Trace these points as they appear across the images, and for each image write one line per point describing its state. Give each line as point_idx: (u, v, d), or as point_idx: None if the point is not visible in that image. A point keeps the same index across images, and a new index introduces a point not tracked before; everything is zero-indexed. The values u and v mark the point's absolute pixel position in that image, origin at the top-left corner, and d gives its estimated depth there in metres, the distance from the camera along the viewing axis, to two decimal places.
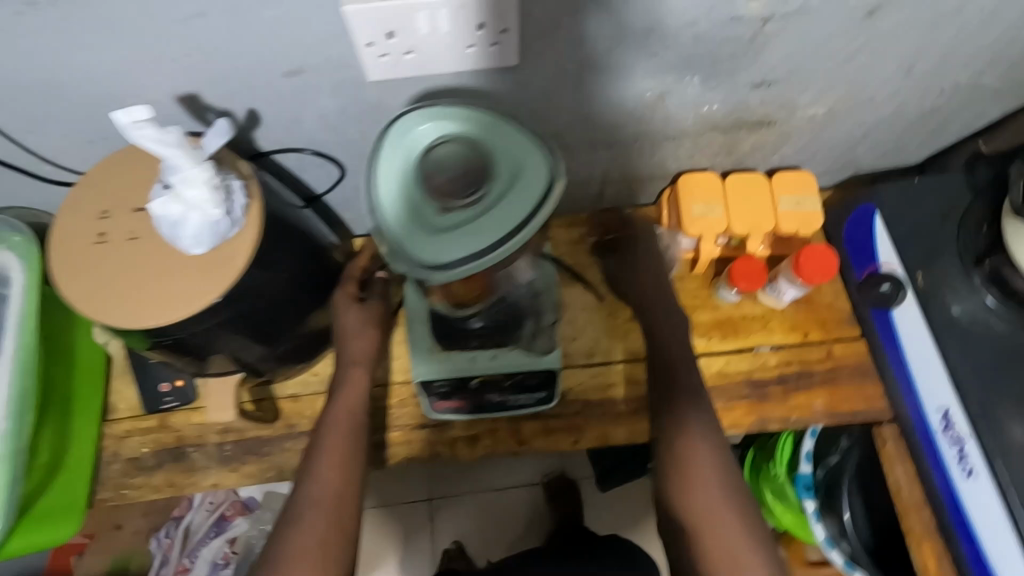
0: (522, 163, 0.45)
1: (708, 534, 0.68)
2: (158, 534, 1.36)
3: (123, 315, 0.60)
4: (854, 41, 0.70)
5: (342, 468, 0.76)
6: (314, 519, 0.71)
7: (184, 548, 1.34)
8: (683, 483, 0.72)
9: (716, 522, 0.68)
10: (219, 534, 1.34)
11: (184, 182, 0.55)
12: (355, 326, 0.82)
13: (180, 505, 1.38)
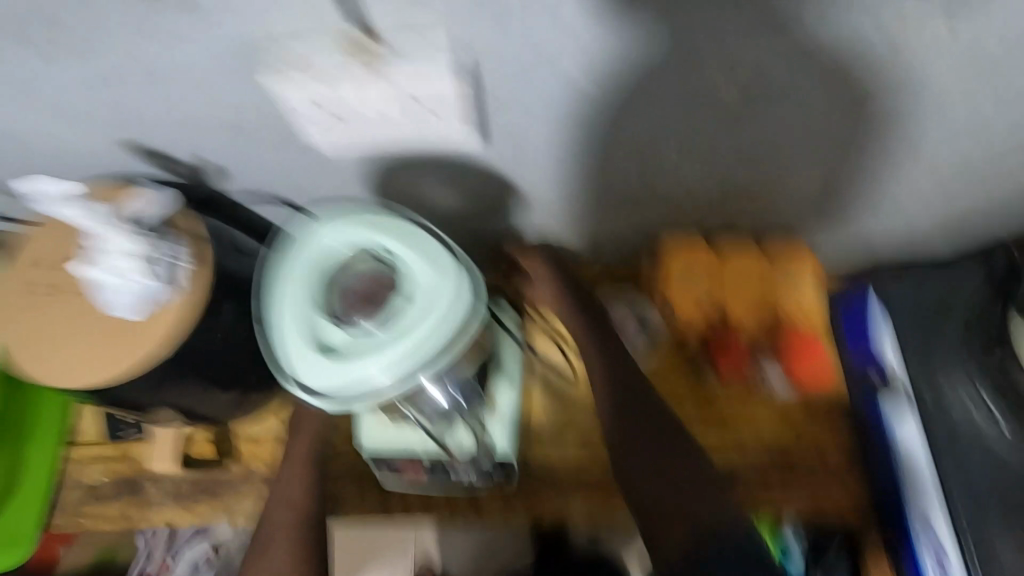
0: (422, 289, 0.49)
1: (679, 521, 0.59)
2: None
3: (54, 372, 0.60)
4: (848, 121, 0.63)
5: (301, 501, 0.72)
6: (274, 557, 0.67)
7: None
8: (638, 472, 0.63)
9: (677, 503, 0.60)
10: None
11: (124, 259, 0.59)
12: None
13: None
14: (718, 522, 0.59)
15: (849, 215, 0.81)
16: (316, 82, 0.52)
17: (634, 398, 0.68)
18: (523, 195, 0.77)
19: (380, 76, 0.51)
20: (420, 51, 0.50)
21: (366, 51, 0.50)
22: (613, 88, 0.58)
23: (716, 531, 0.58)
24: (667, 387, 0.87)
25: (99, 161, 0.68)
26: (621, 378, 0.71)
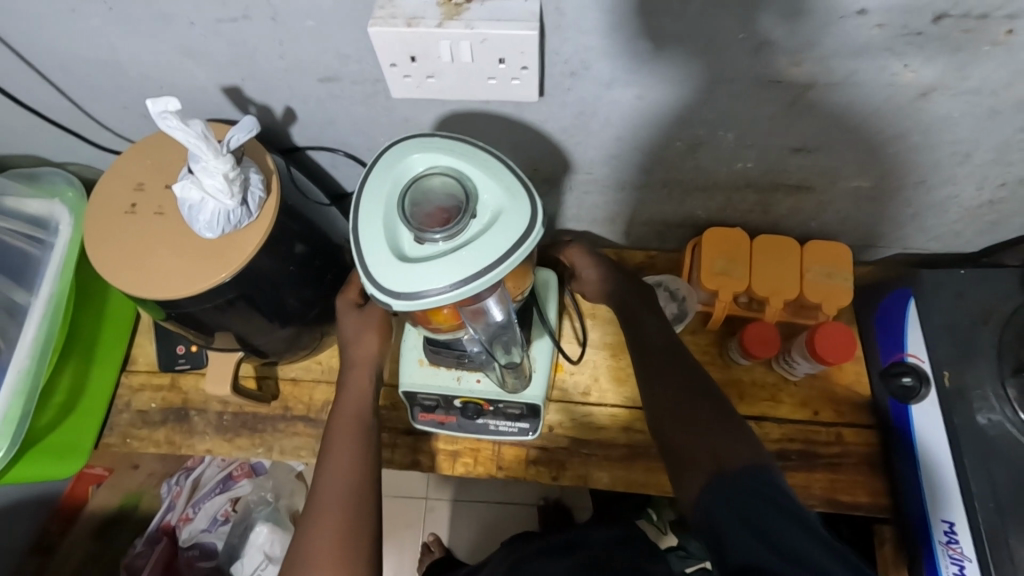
0: (503, 203, 0.45)
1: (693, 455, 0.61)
2: (171, 479, 1.40)
3: (139, 284, 0.65)
4: (902, 118, 0.66)
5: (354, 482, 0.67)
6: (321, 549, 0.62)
7: (190, 497, 1.38)
8: (658, 413, 0.66)
9: (694, 437, 0.62)
10: (224, 492, 1.37)
11: (201, 171, 0.59)
12: (351, 331, 0.74)
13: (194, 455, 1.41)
14: (730, 463, 0.59)
15: (886, 213, 0.84)
16: (406, 29, 0.53)
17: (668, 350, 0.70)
18: (576, 171, 0.81)
19: (465, 28, 0.52)
20: (506, 10, 0.53)
21: (455, 6, 0.53)
22: (680, 68, 0.61)
23: (725, 468, 0.58)
24: None
25: (190, 103, 0.73)
26: (655, 331, 0.72)
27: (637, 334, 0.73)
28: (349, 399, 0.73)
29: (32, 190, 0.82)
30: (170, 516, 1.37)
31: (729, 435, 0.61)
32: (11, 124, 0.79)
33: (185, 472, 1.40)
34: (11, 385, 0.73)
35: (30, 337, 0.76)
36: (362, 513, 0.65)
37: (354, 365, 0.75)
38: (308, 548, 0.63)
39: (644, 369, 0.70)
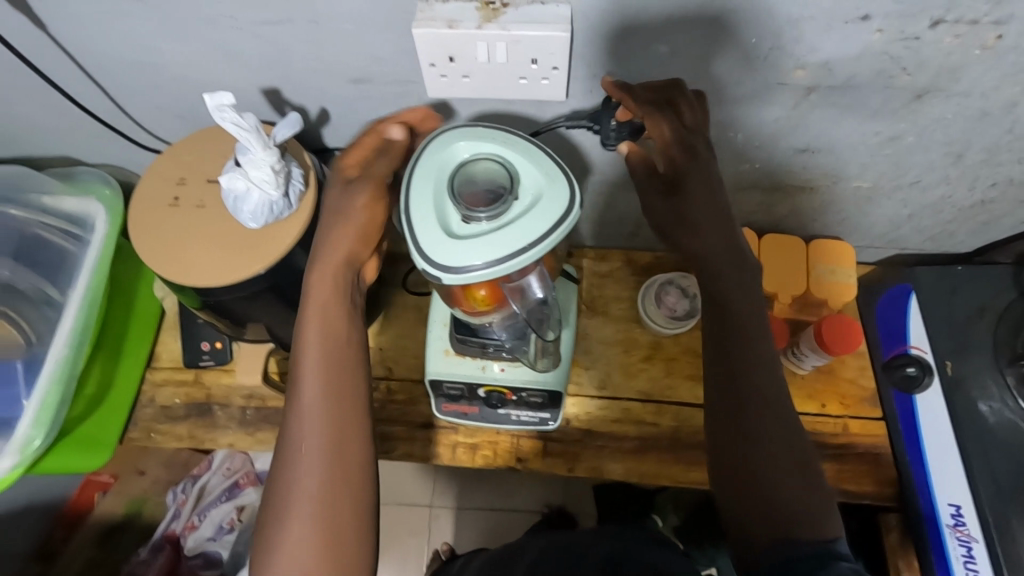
0: (543, 187, 0.49)
1: (777, 521, 0.59)
2: (176, 487, 1.40)
3: (180, 273, 0.68)
4: (902, 121, 0.71)
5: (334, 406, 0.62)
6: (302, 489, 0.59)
7: (196, 506, 1.38)
8: (741, 465, 0.62)
9: (777, 496, 0.60)
10: (229, 500, 1.37)
11: (248, 163, 0.62)
12: (338, 207, 0.64)
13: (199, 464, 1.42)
14: (805, 526, 0.58)
15: (884, 213, 0.88)
16: (446, 30, 0.57)
17: (770, 390, 0.63)
18: (591, 172, 0.85)
19: (501, 30, 0.57)
20: (539, 15, 0.57)
21: (492, 11, 0.57)
22: (697, 71, 0.65)
23: (797, 534, 0.58)
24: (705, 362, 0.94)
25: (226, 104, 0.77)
26: (752, 368, 0.63)
27: (733, 363, 0.63)
28: (318, 343, 0.63)
29: (69, 189, 0.84)
30: (174, 525, 1.36)
31: (816, 505, 0.60)
32: (50, 125, 0.82)
33: (191, 481, 1.40)
34: (48, 376, 0.76)
35: (66, 329, 0.78)
36: (343, 455, 0.60)
37: (319, 283, 0.63)
38: (289, 480, 0.59)
39: (728, 408, 0.63)
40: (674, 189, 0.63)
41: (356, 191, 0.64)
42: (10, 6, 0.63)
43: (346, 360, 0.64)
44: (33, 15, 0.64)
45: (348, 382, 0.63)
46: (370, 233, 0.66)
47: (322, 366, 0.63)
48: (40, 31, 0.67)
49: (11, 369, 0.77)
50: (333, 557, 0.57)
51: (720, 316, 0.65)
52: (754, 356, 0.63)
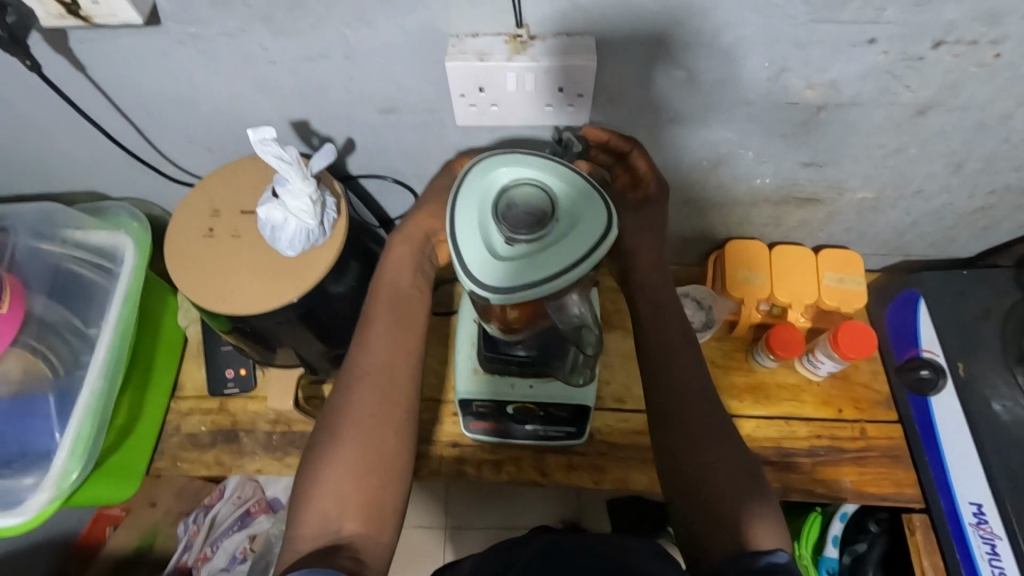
0: (582, 207, 0.51)
1: (718, 528, 0.59)
2: (187, 517, 1.30)
3: (218, 301, 0.70)
4: (905, 133, 0.74)
5: (390, 367, 0.67)
6: (348, 435, 0.63)
7: (209, 536, 1.28)
8: (682, 475, 0.63)
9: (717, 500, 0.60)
10: (243, 529, 1.28)
11: (287, 194, 0.65)
12: (427, 203, 0.73)
13: (211, 492, 1.32)
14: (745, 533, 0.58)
15: (889, 221, 0.91)
16: (477, 62, 0.61)
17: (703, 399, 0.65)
18: None
19: (531, 61, 0.60)
20: (565, 46, 0.61)
21: (520, 44, 0.61)
22: (711, 93, 0.68)
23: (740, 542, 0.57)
24: (722, 372, 0.95)
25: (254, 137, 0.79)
26: (682, 380, 0.66)
27: (665, 375, 0.67)
28: (384, 315, 0.69)
29: (98, 222, 0.86)
30: (186, 557, 1.27)
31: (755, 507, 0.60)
32: (80, 161, 0.84)
33: (202, 510, 1.31)
34: (83, 408, 0.77)
35: (100, 360, 0.79)
36: (392, 412, 0.65)
37: (392, 262, 0.72)
38: (336, 428, 0.64)
39: (665, 419, 0.65)
40: (644, 202, 0.72)
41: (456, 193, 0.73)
42: (52, 49, 0.65)
43: (409, 325, 0.70)
44: (73, 58, 0.67)
45: (408, 343, 0.69)
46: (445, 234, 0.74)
47: (385, 336, 0.68)
48: (78, 73, 0.69)
49: (42, 403, 0.76)
50: (371, 495, 0.61)
51: (649, 334, 0.69)
52: (685, 368, 0.67)
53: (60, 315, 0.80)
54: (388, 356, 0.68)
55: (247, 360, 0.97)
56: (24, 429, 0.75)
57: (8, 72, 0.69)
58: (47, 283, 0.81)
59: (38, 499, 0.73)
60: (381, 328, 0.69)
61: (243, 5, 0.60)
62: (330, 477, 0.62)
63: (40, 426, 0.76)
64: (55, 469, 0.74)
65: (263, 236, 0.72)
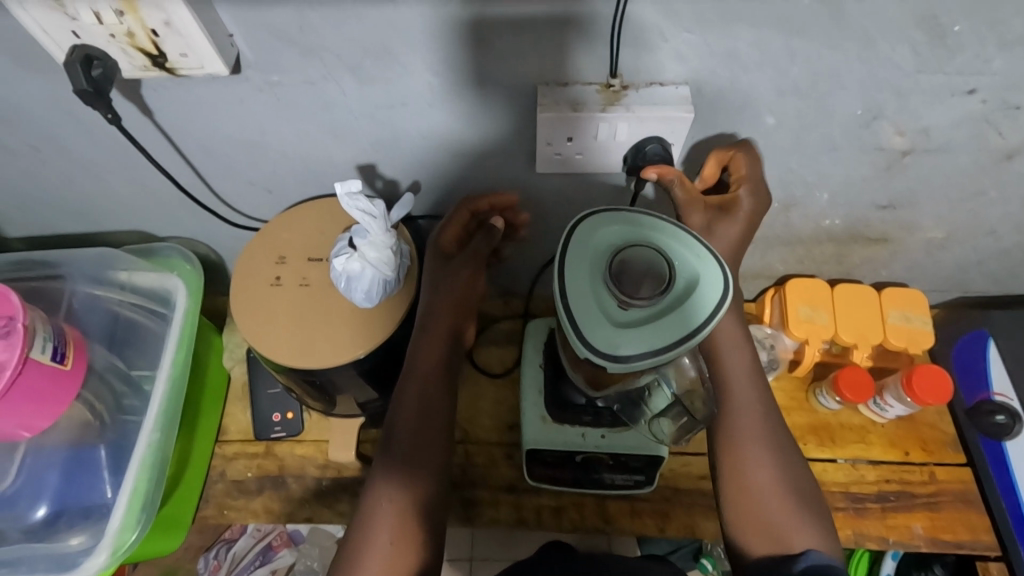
0: (697, 270, 0.49)
1: (770, 535, 0.64)
2: (207, 552, 1.32)
3: (289, 353, 0.67)
4: (986, 177, 0.73)
5: (426, 445, 0.66)
6: (383, 520, 0.63)
7: (232, 570, 1.32)
8: (734, 486, 0.68)
9: (769, 510, 0.65)
10: (265, 563, 1.32)
11: (368, 245, 0.63)
12: (435, 278, 0.70)
13: (232, 525, 1.35)
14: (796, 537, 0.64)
15: (954, 259, 0.90)
16: (570, 112, 0.60)
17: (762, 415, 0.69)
18: None
19: (626, 111, 0.59)
20: (659, 94, 0.60)
21: (613, 93, 0.60)
22: (797, 139, 0.67)
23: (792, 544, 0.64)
24: (784, 413, 0.93)
25: (318, 180, 0.77)
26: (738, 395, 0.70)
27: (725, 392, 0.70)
28: (416, 381, 0.68)
29: (150, 265, 0.83)
30: None
31: (796, 510, 0.66)
32: (136, 200, 0.83)
33: (224, 545, 1.33)
34: (138, 463, 0.73)
35: (155, 412, 0.76)
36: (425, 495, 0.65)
37: (430, 332, 0.69)
38: (372, 507, 0.64)
39: (725, 443, 0.69)
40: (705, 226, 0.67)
41: (463, 264, 0.70)
42: (126, 94, 0.64)
43: (440, 401, 0.68)
44: (144, 104, 0.65)
45: (436, 420, 0.67)
46: (469, 304, 0.71)
47: (418, 409, 0.67)
48: (146, 118, 0.67)
49: (94, 461, 0.73)
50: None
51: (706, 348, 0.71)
52: (746, 384, 0.70)
53: (115, 370, 0.77)
54: (419, 432, 0.66)
55: (294, 402, 0.94)
56: (81, 489, 0.72)
57: (78, 117, 0.68)
58: (104, 334, 0.79)
59: (95, 561, 0.69)
60: (412, 402, 0.67)
61: (332, 54, 0.58)
62: (368, 559, 0.62)
63: (94, 485, 0.73)
64: (111, 530, 0.71)
65: (334, 284, 0.70)
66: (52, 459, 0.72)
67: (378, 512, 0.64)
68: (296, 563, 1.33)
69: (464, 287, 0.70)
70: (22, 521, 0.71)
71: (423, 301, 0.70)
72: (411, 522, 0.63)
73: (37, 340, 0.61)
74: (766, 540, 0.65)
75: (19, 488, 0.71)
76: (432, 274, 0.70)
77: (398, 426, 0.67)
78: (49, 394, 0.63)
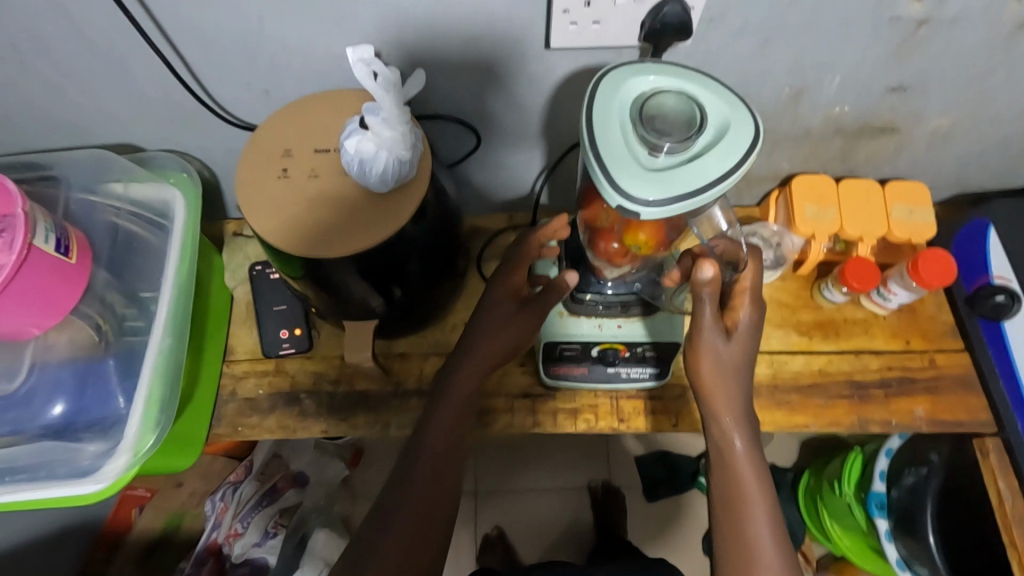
0: (728, 115, 0.48)
1: (732, 507, 0.65)
2: (214, 494, 1.30)
3: (302, 244, 0.65)
4: (998, 52, 0.73)
5: (440, 475, 0.71)
6: (397, 533, 0.68)
7: (237, 511, 1.28)
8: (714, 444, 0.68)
9: (739, 485, 0.66)
10: (271, 503, 1.29)
11: (381, 122, 0.61)
12: (494, 326, 0.74)
13: (237, 470, 1.32)
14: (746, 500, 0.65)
15: (957, 152, 0.90)
16: None
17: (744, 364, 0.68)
18: None
19: None
20: None
21: None
22: (814, 12, 0.66)
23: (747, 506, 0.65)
24: (790, 311, 0.95)
25: (318, 74, 0.74)
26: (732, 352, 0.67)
27: (731, 466, 0.67)
28: (448, 419, 0.74)
29: (147, 174, 0.80)
30: (216, 534, 1.27)
31: (759, 485, 0.66)
32: (121, 109, 0.79)
33: (230, 487, 1.31)
34: (152, 369, 0.71)
35: (163, 319, 0.73)
36: (438, 514, 0.70)
37: (463, 372, 0.75)
38: (388, 521, 0.69)
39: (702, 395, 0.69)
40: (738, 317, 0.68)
41: (529, 313, 0.74)
42: None
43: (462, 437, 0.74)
44: None
45: (455, 462, 0.73)
46: (517, 348, 0.76)
47: (442, 445, 0.72)
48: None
49: (102, 367, 0.72)
50: None
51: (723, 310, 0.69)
52: (747, 449, 0.67)
53: (117, 289, 0.74)
54: (435, 458, 0.72)
55: (301, 319, 0.93)
56: (93, 396, 0.71)
57: (56, 3, 0.63)
58: (106, 249, 0.76)
59: (116, 463, 0.68)
60: (438, 439, 0.73)
61: None
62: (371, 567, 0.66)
63: (105, 393, 0.71)
64: (130, 433, 0.69)
65: (346, 173, 0.68)
66: (60, 367, 0.70)
67: (391, 530, 0.68)
68: (302, 502, 1.33)
69: (523, 338, 0.75)
70: (38, 420, 0.70)
71: (473, 341, 0.75)
72: (417, 536, 0.68)
73: (39, 229, 0.59)
74: (723, 522, 0.65)
75: (32, 389, 0.70)
76: (491, 320, 0.74)
77: (422, 449, 0.72)
78: (55, 286, 0.61)
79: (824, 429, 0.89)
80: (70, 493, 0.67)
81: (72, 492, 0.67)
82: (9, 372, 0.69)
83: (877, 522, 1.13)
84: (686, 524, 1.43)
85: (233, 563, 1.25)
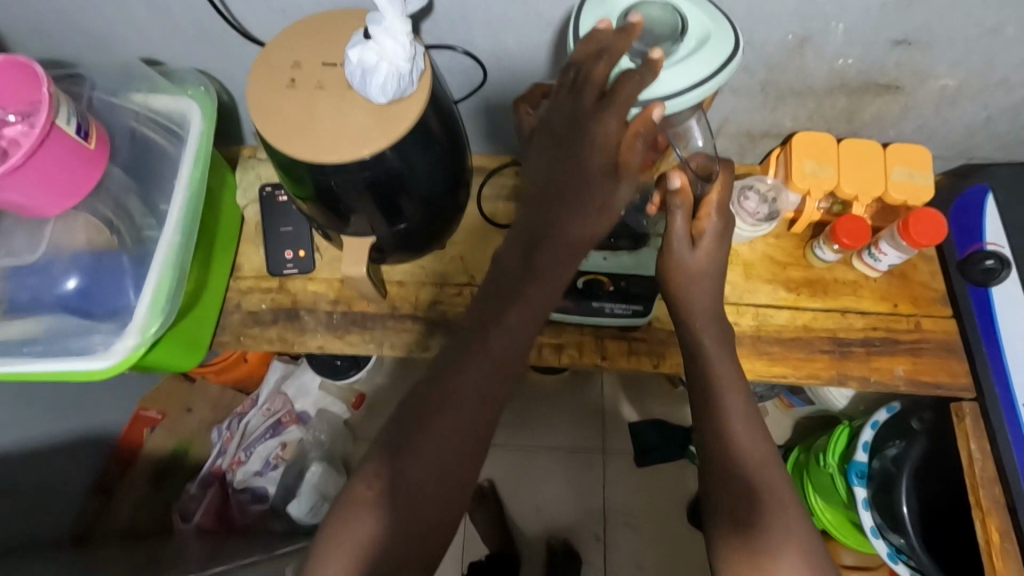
0: (708, 32, 0.58)
1: (708, 399, 0.69)
2: (221, 424, 1.37)
3: (307, 150, 0.68)
4: (1008, 7, 0.72)
5: None
6: None
7: (241, 441, 1.35)
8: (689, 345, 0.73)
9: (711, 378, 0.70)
10: (274, 437, 1.34)
11: (383, 33, 0.64)
12: None
13: (245, 401, 1.39)
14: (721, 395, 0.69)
15: (965, 116, 0.90)
16: None
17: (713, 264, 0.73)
18: None
19: None
20: None
21: None
22: None
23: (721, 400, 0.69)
24: (781, 268, 0.96)
25: None
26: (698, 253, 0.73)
27: (705, 363, 0.71)
28: None
29: (167, 86, 0.84)
30: (220, 461, 1.34)
31: (732, 382, 0.70)
32: (146, 23, 0.83)
33: (236, 417, 1.38)
34: (162, 262, 0.76)
35: (176, 217, 0.79)
36: None
37: None
38: None
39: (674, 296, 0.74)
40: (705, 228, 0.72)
41: None
42: None
43: None
44: None
45: None
46: None
47: None
48: None
49: (116, 259, 0.76)
50: None
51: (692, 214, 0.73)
52: (716, 346, 0.72)
53: (133, 189, 0.78)
54: None
55: (306, 241, 0.98)
56: (105, 282, 0.76)
57: None
58: (124, 148, 0.79)
59: (125, 343, 0.73)
60: None
61: None
62: None
63: (116, 281, 0.76)
64: (139, 317, 0.75)
65: (350, 86, 0.71)
66: (77, 249, 0.74)
67: None
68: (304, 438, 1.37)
69: None
70: (53, 292, 0.74)
71: None
72: None
73: (62, 112, 0.63)
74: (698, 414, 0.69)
75: (49, 260, 0.74)
76: None
77: None
78: (72, 166, 0.66)
79: (803, 381, 0.91)
80: (80, 368, 0.73)
81: (82, 367, 0.73)
82: (29, 243, 0.74)
83: (856, 490, 1.14)
84: (674, 487, 1.46)
85: (235, 489, 1.32)
